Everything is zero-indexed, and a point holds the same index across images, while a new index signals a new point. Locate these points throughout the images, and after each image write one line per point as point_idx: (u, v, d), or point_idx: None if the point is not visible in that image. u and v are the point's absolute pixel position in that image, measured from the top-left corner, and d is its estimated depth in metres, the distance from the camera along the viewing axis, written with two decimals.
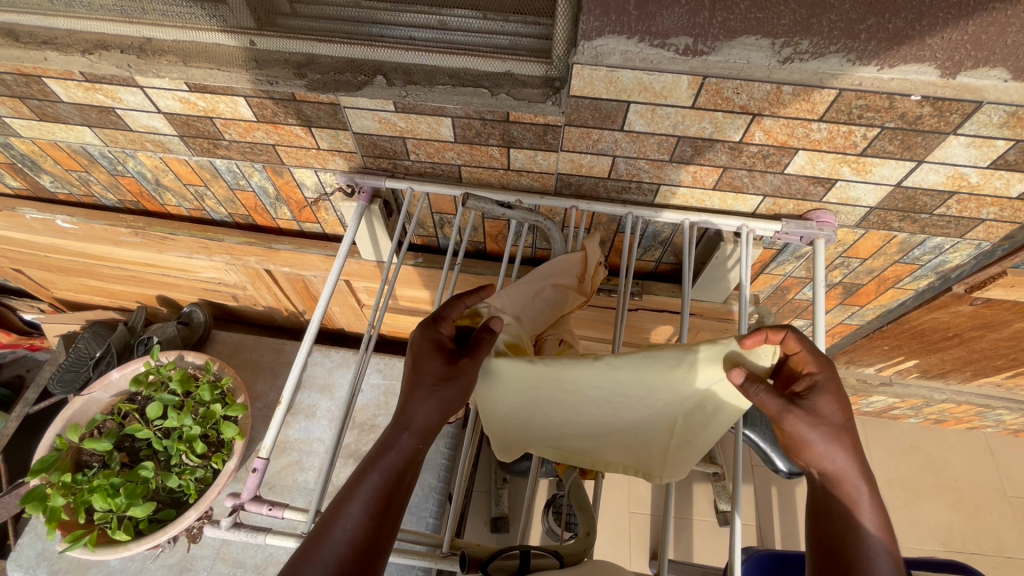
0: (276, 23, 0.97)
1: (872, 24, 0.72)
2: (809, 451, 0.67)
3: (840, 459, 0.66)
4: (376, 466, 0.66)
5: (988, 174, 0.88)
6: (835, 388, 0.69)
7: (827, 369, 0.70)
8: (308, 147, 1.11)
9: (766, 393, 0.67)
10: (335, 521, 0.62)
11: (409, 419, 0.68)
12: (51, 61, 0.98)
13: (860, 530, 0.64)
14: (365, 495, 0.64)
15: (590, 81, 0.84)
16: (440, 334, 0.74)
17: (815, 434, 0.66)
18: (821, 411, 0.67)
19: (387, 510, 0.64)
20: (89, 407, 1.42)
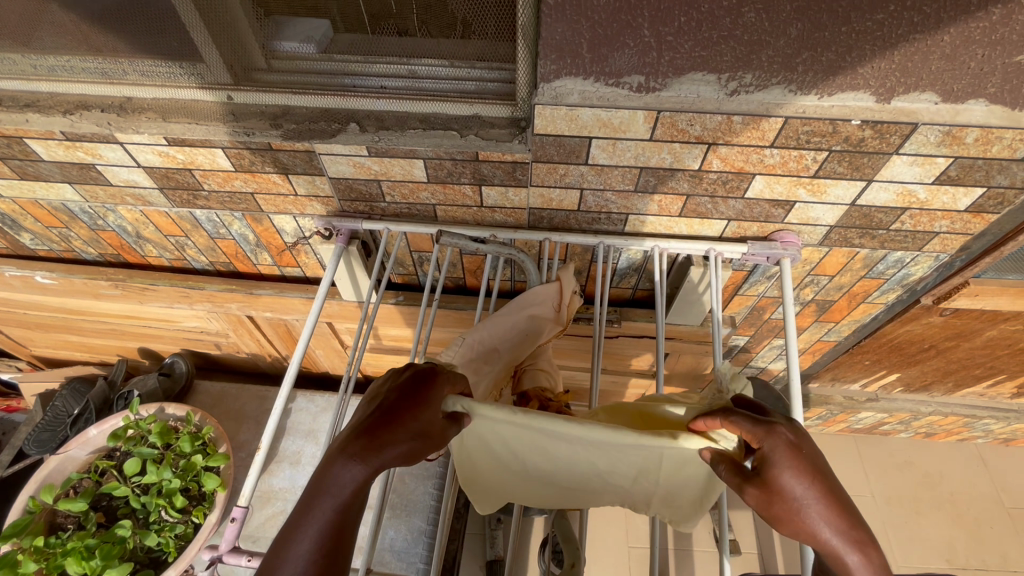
0: (253, 78, 1.00)
1: (807, 58, 0.77)
2: (782, 527, 0.59)
3: (818, 533, 0.56)
4: (328, 494, 0.53)
5: (935, 189, 0.93)
6: (787, 446, 0.58)
7: (773, 434, 0.58)
8: (286, 194, 1.14)
9: (725, 476, 0.61)
10: (275, 568, 0.49)
11: (382, 457, 0.55)
12: (33, 123, 1.01)
13: None
14: (316, 535, 0.51)
15: (552, 120, 0.89)
16: (442, 380, 0.64)
17: (780, 512, 0.57)
18: (777, 487, 0.57)
19: (340, 559, 0.52)
20: (64, 466, 1.38)
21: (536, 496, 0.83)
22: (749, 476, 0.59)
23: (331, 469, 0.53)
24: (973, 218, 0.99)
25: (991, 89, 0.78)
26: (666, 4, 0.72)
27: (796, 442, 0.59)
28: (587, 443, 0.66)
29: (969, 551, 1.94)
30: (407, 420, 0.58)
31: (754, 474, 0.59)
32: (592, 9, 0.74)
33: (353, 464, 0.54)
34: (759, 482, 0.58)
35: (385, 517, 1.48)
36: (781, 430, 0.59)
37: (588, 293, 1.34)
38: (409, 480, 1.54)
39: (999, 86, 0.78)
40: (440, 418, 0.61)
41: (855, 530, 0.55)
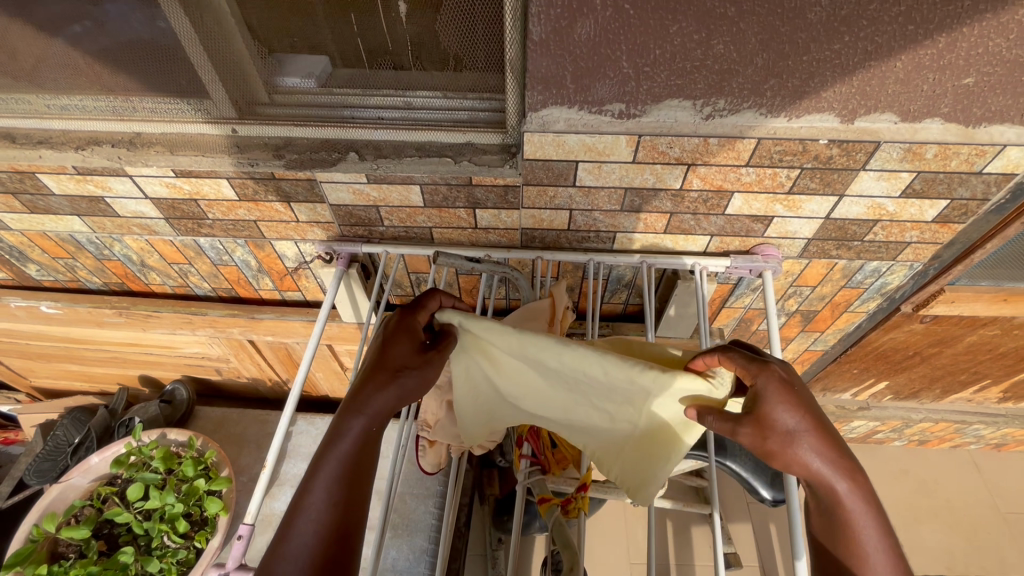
0: (256, 111, 1.06)
1: (774, 84, 0.83)
2: (777, 460, 0.67)
3: (810, 461, 0.65)
4: (333, 453, 0.72)
5: (902, 202, 0.99)
6: (781, 381, 0.67)
7: (766, 372, 0.68)
8: (288, 221, 1.19)
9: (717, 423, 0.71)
10: (300, 512, 0.68)
11: (368, 404, 0.74)
12: (46, 158, 1.06)
13: (851, 525, 0.63)
14: (327, 484, 0.70)
15: (540, 146, 0.95)
16: (416, 324, 0.81)
17: (776, 444, 0.66)
18: (773, 421, 0.66)
19: (351, 499, 0.70)
20: (66, 494, 1.39)
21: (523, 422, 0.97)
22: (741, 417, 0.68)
23: (336, 425, 0.74)
24: (940, 228, 1.05)
25: (945, 109, 0.84)
26: (642, 38, 0.78)
27: (788, 380, 0.68)
28: (578, 368, 0.78)
29: (969, 557, 1.95)
30: (389, 366, 0.77)
31: (750, 411, 0.68)
32: (573, 45, 0.80)
33: (349, 419, 0.73)
34: (753, 418, 0.67)
35: (387, 537, 1.49)
36: (775, 369, 0.68)
37: (580, 308, 1.39)
38: (410, 499, 1.55)
39: (952, 106, 0.84)
40: (416, 354, 0.79)
41: (841, 457, 0.65)
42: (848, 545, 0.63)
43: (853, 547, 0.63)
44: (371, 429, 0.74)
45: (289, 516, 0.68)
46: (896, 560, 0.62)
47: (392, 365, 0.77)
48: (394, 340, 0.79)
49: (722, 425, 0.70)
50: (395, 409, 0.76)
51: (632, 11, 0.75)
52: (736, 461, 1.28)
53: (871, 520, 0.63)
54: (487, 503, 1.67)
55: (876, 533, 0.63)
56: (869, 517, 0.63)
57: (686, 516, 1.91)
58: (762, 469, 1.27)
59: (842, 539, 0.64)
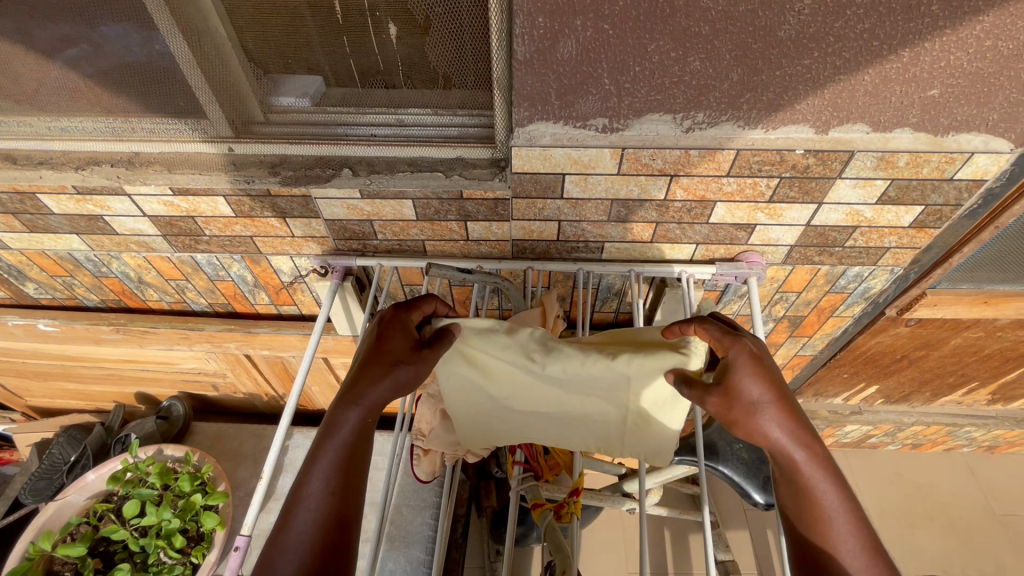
0: (252, 130, 1.09)
1: (749, 98, 0.87)
2: (741, 431, 0.74)
3: (771, 431, 0.71)
4: (329, 444, 0.74)
5: (879, 209, 1.03)
6: (749, 355, 0.75)
7: (736, 345, 0.75)
8: (284, 236, 1.21)
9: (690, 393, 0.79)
10: (299, 503, 0.69)
11: (365, 396, 0.76)
12: (46, 178, 1.09)
13: (810, 492, 0.69)
14: (325, 475, 0.71)
15: (528, 159, 0.98)
16: (410, 320, 0.84)
17: (739, 414, 0.73)
18: (738, 392, 0.73)
19: (347, 489, 0.72)
20: (62, 512, 1.39)
21: (527, 431, 0.99)
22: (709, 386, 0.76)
23: (333, 418, 0.75)
24: (917, 233, 1.08)
25: (914, 119, 0.88)
26: (621, 56, 0.82)
27: (757, 355, 0.75)
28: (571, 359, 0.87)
29: (965, 560, 1.96)
30: (384, 359, 0.79)
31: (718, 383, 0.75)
32: (557, 63, 0.84)
33: (346, 411, 0.75)
34: (720, 390, 0.74)
35: (384, 549, 1.49)
36: (746, 343, 0.76)
37: (572, 317, 1.41)
38: (406, 511, 1.55)
39: (920, 117, 0.88)
40: (410, 349, 0.81)
41: (802, 427, 0.71)
42: (811, 511, 0.68)
43: (815, 513, 0.68)
44: (368, 421, 0.76)
45: (288, 507, 0.69)
46: (858, 523, 0.66)
47: (388, 358, 0.79)
48: (388, 335, 0.82)
49: (692, 393, 0.78)
50: (391, 401, 0.78)
51: (611, 30, 0.79)
52: (728, 466, 1.31)
53: (831, 487, 0.68)
54: (484, 514, 1.67)
55: (836, 500, 0.68)
56: (828, 484, 0.68)
57: (683, 524, 1.91)
58: (755, 472, 1.29)
59: (805, 506, 0.68)
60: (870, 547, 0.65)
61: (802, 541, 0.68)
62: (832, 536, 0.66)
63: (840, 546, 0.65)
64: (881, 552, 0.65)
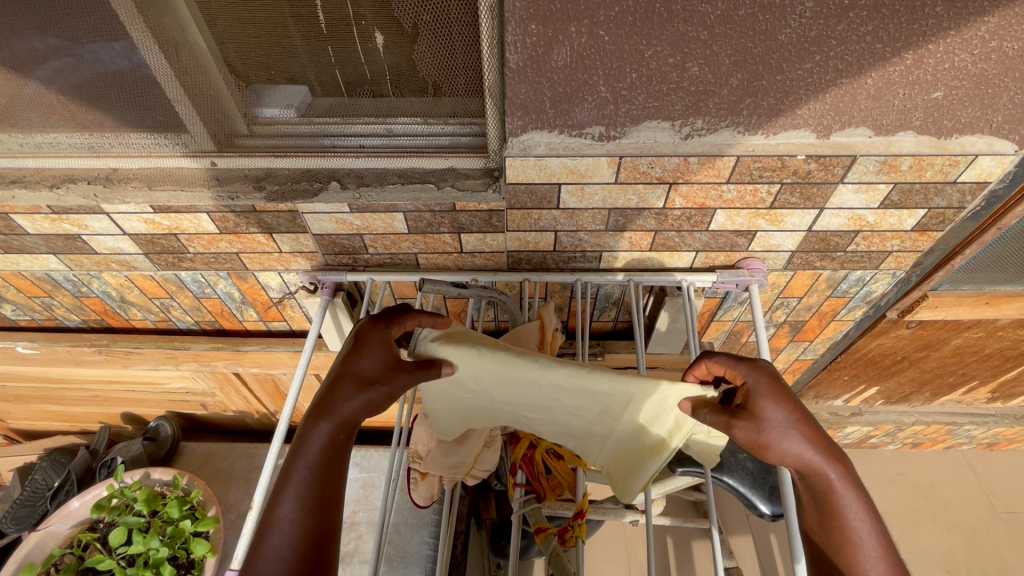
0: (236, 143, 1.05)
1: (749, 103, 0.84)
2: (770, 452, 0.71)
3: (799, 451, 0.70)
4: (301, 461, 0.71)
5: (882, 213, 1.01)
6: (766, 382, 0.74)
7: (754, 370, 0.75)
8: (271, 252, 1.17)
9: (712, 417, 0.74)
10: (271, 528, 0.67)
11: (335, 411, 0.75)
12: (19, 198, 1.04)
13: (842, 513, 0.67)
14: (298, 496, 0.69)
15: (523, 170, 0.95)
16: (388, 335, 0.82)
17: (769, 437, 0.70)
18: (763, 415, 0.71)
19: (323, 508, 0.69)
20: (45, 543, 1.35)
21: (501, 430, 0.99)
22: (732, 412, 0.73)
23: (302, 442, 0.73)
24: (920, 236, 1.07)
25: (917, 122, 0.86)
26: (617, 63, 0.79)
27: (773, 381, 0.75)
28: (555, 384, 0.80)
29: (968, 560, 1.95)
30: (355, 374, 0.78)
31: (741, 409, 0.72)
32: (550, 71, 0.81)
33: (315, 430, 0.73)
34: (745, 414, 0.72)
35: (381, 571, 1.45)
36: (763, 367, 0.76)
37: (570, 327, 1.38)
38: (404, 530, 1.52)
39: (923, 119, 0.86)
40: (384, 366, 0.79)
41: (830, 450, 0.70)
42: (847, 538, 0.65)
43: (848, 539, 0.65)
44: (340, 437, 0.75)
45: (260, 532, 0.67)
46: (889, 544, 0.65)
47: (360, 373, 0.78)
48: (364, 351, 0.79)
49: (715, 420, 0.74)
50: (361, 418, 0.76)
51: (606, 36, 0.76)
52: (732, 476, 1.29)
53: (863, 509, 0.67)
54: (483, 529, 1.65)
55: (868, 526, 0.65)
56: (859, 509, 0.66)
57: (686, 531, 1.89)
58: (760, 484, 1.27)
59: (839, 532, 0.66)
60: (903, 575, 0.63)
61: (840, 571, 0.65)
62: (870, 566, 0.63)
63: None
64: None
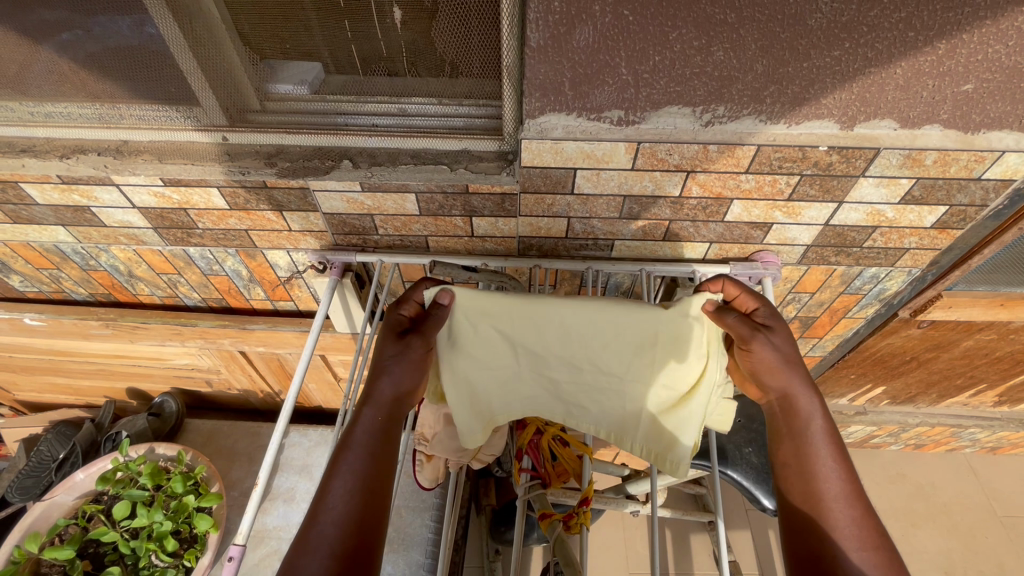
0: (247, 119, 1.04)
1: (774, 91, 0.82)
2: (768, 370, 0.79)
3: (791, 377, 0.78)
4: (350, 444, 0.72)
5: (901, 209, 0.99)
6: (780, 318, 0.83)
7: (772, 305, 0.85)
8: (280, 230, 1.16)
9: (738, 319, 0.81)
10: (324, 506, 0.66)
11: (376, 394, 0.76)
12: (29, 167, 1.03)
13: (817, 437, 0.75)
14: (348, 477, 0.69)
15: (538, 153, 0.93)
16: (402, 317, 0.83)
17: (772, 355, 0.79)
18: (775, 338, 0.81)
19: (371, 491, 0.69)
20: (50, 512, 1.36)
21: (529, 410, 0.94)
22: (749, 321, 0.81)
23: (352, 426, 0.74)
24: (939, 234, 1.05)
25: (944, 116, 0.84)
26: (640, 44, 0.77)
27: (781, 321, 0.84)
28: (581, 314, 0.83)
29: (967, 562, 1.95)
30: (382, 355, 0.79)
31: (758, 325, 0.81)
32: (572, 51, 0.79)
33: (364, 416, 0.74)
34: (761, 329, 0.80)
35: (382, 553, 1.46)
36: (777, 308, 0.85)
37: None
38: (406, 513, 1.53)
39: (951, 113, 0.84)
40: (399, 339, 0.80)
41: (813, 385, 0.79)
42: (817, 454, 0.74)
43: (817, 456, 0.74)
44: (383, 420, 0.75)
45: (313, 510, 0.66)
46: (851, 472, 0.73)
47: (383, 355, 0.79)
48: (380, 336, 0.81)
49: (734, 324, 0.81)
50: (402, 397, 0.77)
51: (632, 17, 0.74)
52: (736, 470, 1.29)
53: (837, 442, 0.75)
54: (484, 515, 1.65)
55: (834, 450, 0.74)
56: (828, 436, 0.75)
57: (685, 524, 1.90)
58: (764, 478, 1.26)
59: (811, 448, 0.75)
60: (858, 492, 0.71)
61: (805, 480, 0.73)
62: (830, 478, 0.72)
63: (831, 486, 0.71)
64: (866, 501, 0.71)
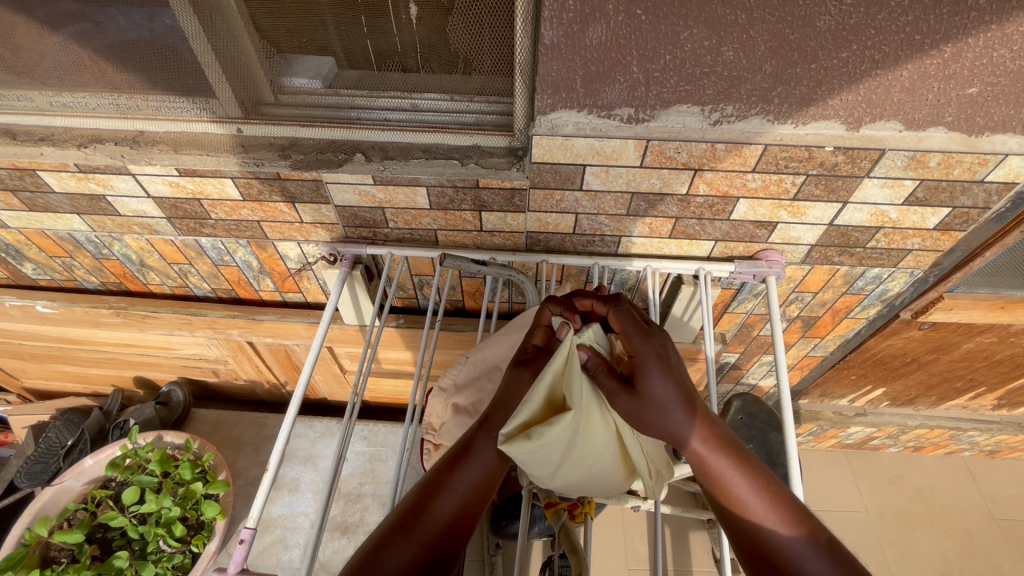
0: (262, 112, 1.05)
1: (782, 91, 0.84)
2: (648, 429, 0.70)
3: (673, 426, 0.69)
4: (477, 450, 0.75)
5: (905, 209, 1.01)
6: (652, 354, 0.72)
7: (641, 343, 0.73)
8: (292, 222, 1.18)
9: (606, 383, 0.73)
10: (437, 496, 0.71)
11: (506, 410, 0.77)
12: (47, 156, 1.05)
13: (721, 476, 0.69)
14: (468, 477, 0.73)
15: (549, 149, 0.95)
16: (530, 345, 0.83)
17: (648, 416, 0.69)
18: (649, 391, 0.69)
19: (479, 499, 0.73)
20: (60, 497, 1.38)
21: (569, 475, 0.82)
22: (620, 386, 0.72)
23: (477, 431, 0.77)
24: (942, 235, 1.07)
25: (949, 118, 0.86)
26: (652, 43, 0.79)
27: (659, 354, 0.72)
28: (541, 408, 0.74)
29: (964, 563, 1.96)
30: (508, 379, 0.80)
31: (628, 385, 0.71)
32: (584, 49, 0.80)
33: (490, 428, 0.77)
34: (631, 392, 0.70)
35: None
36: (653, 342, 0.73)
37: None
38: None
39: (956, 116, 0.85)
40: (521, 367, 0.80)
41: (694, 408, 0.70)
42: (727, 505, 0.69)
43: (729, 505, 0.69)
44: None
45: (424, 496, 0.71)
46: (768, 492, 0.68)
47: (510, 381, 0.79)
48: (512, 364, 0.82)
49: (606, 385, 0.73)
50: None
51: (644, 15, 0.75)
52: None
53: (738, 469, 0.69)
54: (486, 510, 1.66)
55: (746, 485, 0.68)
56: (729, 464, 0.69)
57: (684, 522, 1.91)
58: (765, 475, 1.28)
59: (721, 498, 0.69)
60: (782, 510, 0.66)
61: (729, 532, 0.69)
62: (750, 531, 0.66)
63: (763, 522, 0.66)
64: (796, 511, 0.67)
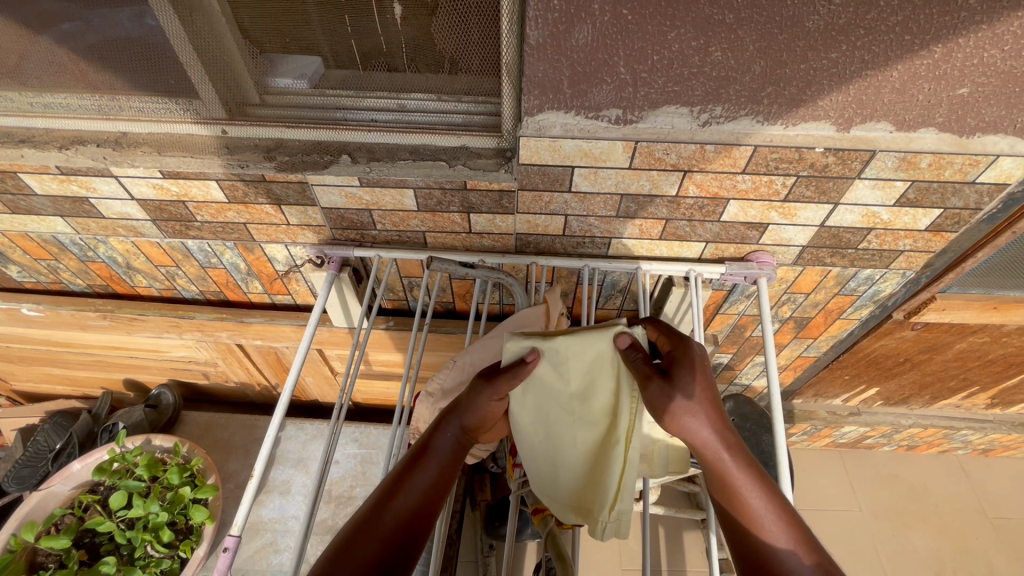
0: (247, 113, 1.04)
1: (771, 92, 0.83)
2: (673, 424, 0.68)
3: (698, 429, 0.68)
4: (433, 449, 0.74)
5: (896, 211, 1.00)
6: (689, 356, 0.72)
7: (681, 343, 0.75)
8: (278, 224, 1.17)
9: (639, 366, 0.74)
10: (397, 494, 0.68)
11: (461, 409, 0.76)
12: (28, 157, 1.03)
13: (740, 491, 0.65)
14: (427, 474, 0.71)
15: (536, 151, 0.94)
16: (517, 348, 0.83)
17: (676, 408, 0.68)
18: (682, 383, 0.69)
19: (439, 496, 0.70)
20: (47, 502, 1.37)
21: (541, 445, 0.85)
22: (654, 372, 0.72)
23: (434, 429, 0.76)
24: (933, 236, 1.06)
25: (940, 119, 0.85)
26: (639, 44, 0.77)
27: (698, 360, 0.72)
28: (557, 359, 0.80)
29: (957, 561, 1.97)
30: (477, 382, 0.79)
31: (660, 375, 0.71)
32: (571, 49, 0.79)
33: (445, 426, 0.75)
34: (663, 380, 0.70)
35: None
36: (695, 347, 0.74)
37: (574, 314, 1.38)
38: None
39: (947, 116, 0.84)
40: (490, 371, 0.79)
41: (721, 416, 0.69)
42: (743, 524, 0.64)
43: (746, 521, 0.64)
44: (463, 435, 0.76)
45: (385, 496, 0.68)
46: (787, 517, 0.63)
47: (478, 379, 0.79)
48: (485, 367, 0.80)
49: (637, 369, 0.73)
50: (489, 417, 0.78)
51: (630, 15, 0.74)
52: None
53: (759, 488, 0.65)
54: (478, 512, 1.66)
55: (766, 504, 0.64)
56: (752, 481, 0.65)
57: (678, 522, 1.91)
58: None
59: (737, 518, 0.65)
60: (799, 537, 0.62)
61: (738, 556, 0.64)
62: (764, 552, 0.61)
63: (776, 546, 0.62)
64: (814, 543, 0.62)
